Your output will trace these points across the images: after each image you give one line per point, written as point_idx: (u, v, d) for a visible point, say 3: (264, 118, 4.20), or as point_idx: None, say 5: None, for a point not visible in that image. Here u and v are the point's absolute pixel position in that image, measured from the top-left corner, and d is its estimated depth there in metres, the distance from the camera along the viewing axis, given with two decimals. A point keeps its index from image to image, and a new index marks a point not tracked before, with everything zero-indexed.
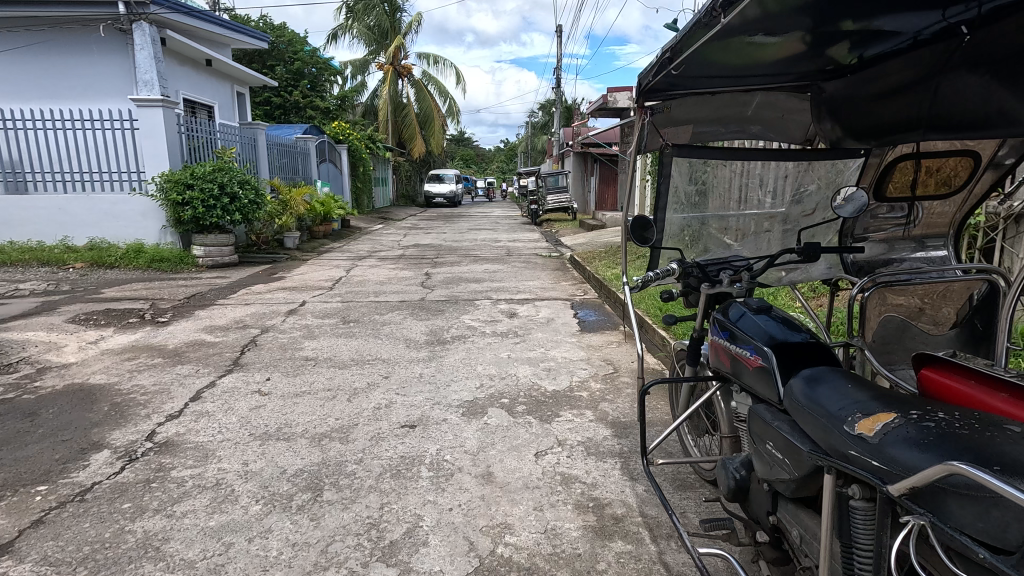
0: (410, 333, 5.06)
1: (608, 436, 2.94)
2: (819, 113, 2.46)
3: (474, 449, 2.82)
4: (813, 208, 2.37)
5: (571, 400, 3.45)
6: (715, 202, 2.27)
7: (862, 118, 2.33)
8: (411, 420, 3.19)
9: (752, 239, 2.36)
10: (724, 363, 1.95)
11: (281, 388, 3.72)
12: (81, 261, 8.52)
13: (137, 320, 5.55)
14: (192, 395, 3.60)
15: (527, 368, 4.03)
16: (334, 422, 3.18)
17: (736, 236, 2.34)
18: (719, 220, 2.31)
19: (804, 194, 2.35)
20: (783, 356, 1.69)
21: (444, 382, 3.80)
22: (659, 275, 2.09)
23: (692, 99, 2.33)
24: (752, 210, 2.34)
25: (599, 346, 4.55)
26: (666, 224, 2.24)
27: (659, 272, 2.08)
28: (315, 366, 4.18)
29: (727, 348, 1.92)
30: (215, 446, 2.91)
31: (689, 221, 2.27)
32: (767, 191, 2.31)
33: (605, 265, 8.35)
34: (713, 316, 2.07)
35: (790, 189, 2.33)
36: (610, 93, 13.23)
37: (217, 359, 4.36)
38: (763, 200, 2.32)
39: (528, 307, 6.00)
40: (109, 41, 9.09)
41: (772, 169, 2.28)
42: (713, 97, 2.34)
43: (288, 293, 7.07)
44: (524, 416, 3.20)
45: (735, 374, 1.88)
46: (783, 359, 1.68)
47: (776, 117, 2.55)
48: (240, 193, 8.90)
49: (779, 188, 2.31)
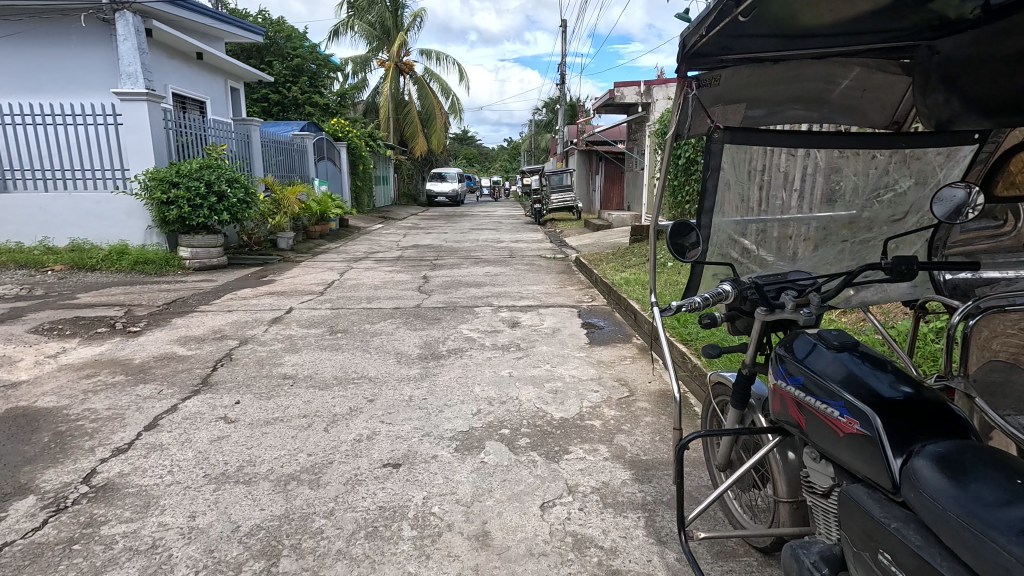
0: (402, 346, 4.60)
1: (627, 482, 2.48)
2: (930, 83, 2.03)
3: (468, 499, 2.35)
4: (906, 212, 2.04)
5: (582, 432, 2.99)
6: (780, 203, 1.98)
7: (988, 85, 1.87)
8: (395, 457, 2.73)
9: (826, 249, 2.04)
10: (791, 416, 1.51)
11: (250, 414, 3.26)
12: (61, 263, 8.10)
13: (107, 330, 5.09)
14: (148, 422, 3.15)
15: (531, 390, 3.57)
16: (306, 460, 2.72)
17: (808, 246, 2.04)
18: (776, 225, 2.00)
19: (894, 193, 2.02)
20: (893, 422, 1.27)
21: (436, 407, 3.33)
22: (710, 299, 1.63)
23: (748, 73, 1.92)
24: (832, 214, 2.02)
25: (611, 363, 4.09)
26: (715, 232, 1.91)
27: (710, 295, 1.61)
28: (293, 385, 3.73)
29: (799, 398, 1.47)
30: (161, 492, 2.45)
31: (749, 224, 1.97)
32: (852, 190, 2.01)
33: (614, 268, 7.88)
34: (775, 351, 1.61)
35: (872, 188, 2.01)
36: (618, 88, 12.75)
37: (185, 377, 3.91)
38: (842, 202, 2.01)
39: (532, 316, 5.52)
40: (92, 31, 8.67)
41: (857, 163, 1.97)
42: (772, 68, 1.94)
43: (276, 299, 6.63)
44: (527, 454, 2.74)
45: (810, 434, 1.45)
46: (894, 427, 1.26)
47: (855, 99, 2.16)
48: (228, 191, 8.46)
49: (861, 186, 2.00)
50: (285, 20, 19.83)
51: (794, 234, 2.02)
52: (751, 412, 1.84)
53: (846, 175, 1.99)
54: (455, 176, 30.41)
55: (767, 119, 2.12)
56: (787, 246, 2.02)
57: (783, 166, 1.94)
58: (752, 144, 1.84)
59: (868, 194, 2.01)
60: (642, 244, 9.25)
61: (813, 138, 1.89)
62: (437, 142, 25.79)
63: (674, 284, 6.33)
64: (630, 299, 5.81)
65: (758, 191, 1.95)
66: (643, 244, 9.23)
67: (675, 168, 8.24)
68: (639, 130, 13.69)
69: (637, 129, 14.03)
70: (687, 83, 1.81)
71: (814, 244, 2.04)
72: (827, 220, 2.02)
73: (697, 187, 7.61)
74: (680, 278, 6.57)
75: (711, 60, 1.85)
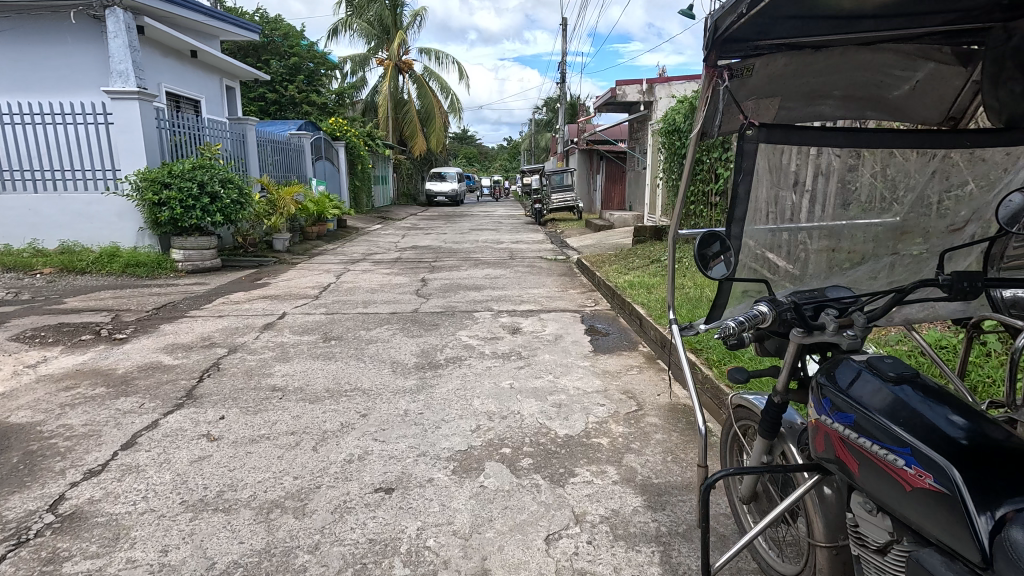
0: (399, 355, 4.41)
1: (639, 510, 2.29)
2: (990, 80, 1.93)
3: (466, 530, 2.16)
4: (963, 222, 1.87)
5: (588, 451, 2.79)
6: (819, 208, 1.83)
7: None
8: (388, 480, 2.54)
9: (873, 262, 1.89)
10: (838, 457, 1.32)
11: (234, 431, 3.07)
12: (50, 266, 7.91)
13: (91, 338, 4.89)
14: (126, 440, 2.96)
15: (533, 403, 3.38)
16: (291, 484, 2.53)
17: (853, 260, 1.88)
18: (816, 235, 1.83)
19: (946, 200, 1.87)
20: (973, 479, 1.09)
21: (433, 423, 3.14)
22: (749, 321, 1.44)
23: (786, 63, 1.77)
24: (877, 220, 1.88)
25: (617, 373, 3.90)
26: (744, 243, 1.71)
27: (749, 316, 1.43)
28: (282, 398, 3.54)
29: (850, 439, 1.29)
30: (133, 522, 2.25)
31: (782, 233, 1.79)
32: (902, 192, 1.86)
33: (617, 270, 7.68)
34: (817, 379, 1.41)
35: (923, 191, 1.86)
36: (619, 85, 12.55)
37: (169, 390, 3.71)
38: (886, 208, 1.87)
39: (534, 321, 5.33)
40: (82, 28, 8.47)
41: (911, 161, 1.83)
42: (814, 57, 1.80)
43: (269, 303, 6.43)
44: (530, 477, 2.54)
45: (862, 481, 1.27)
46: (975, 486, 1.08)
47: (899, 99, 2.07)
48: (222, 192, 8.26)
49: (915, 186, 1.86)
50: (282, 19, 19.63)
51: (836, 246, 1.86)
52: (782, 442, 1.64)
53: (892, 178, 1.85)
54: (454, 175, 30.20)
55: (796, 115, 1.97)
56: (830, 260, 1.86)
57: (825, 169, 1.79)
58: (791, 144, 1.65)
59: (915, 199, 1.87)
60: (645, 246, 9.05)
61: (864, 136, 1.70)
62: (436, 141, 25.58)
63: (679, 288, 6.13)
64: (635, 304, 5.62)
65: (794, 199, 1.77)
66: (646, 245, 9.03)
67: (678, 167, 8.05)
68: (641, 129, 13.49)
69: (638, 128, 13.83)
70: (718, 73, 1.66)
71: (859, 258, 1.88)
72: (872, 228, 1.88)
73: (702, 187, 7.41)
74: (686, 282, 6.37)
75: (744, 46, 1.70)
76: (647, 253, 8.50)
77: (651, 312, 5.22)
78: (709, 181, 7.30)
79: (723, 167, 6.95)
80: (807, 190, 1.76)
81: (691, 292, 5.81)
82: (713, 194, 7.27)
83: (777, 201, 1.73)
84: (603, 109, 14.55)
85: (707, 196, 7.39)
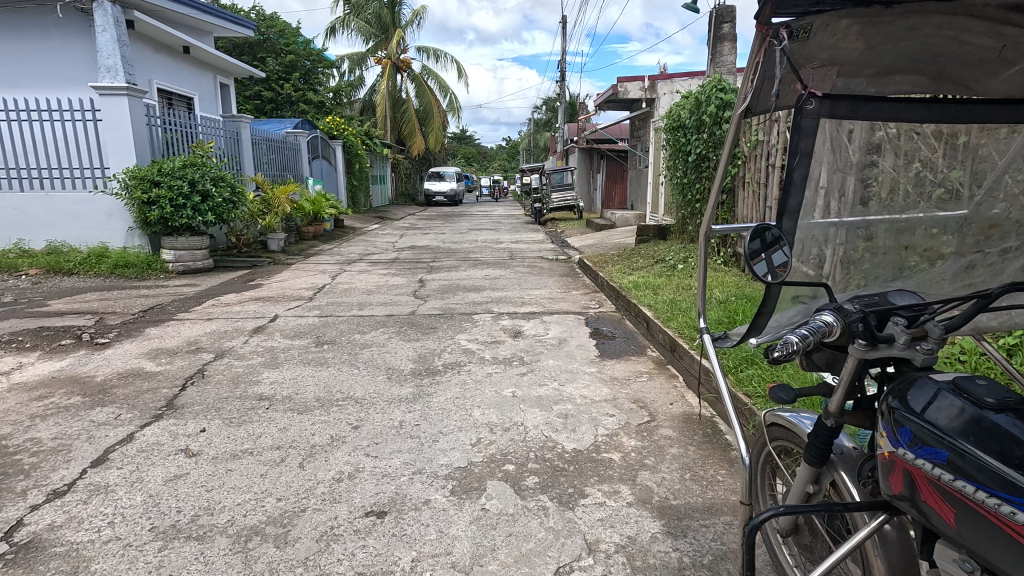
0: (394, 360, 4.17)
1: (658, 537, 2.07)
2: None
3: (466, 563, 1.93)
4: None
5: (599, 468, 2.57)
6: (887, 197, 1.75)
7: None
8: (379, 503, 2.31)
9: (956, 260, 1.75)
10: (927, 500, 1.10)
11: (215, 446, 2.84)
12: (36, 267, 7.68)
13: (72, 342, 4.66)
14: (97, 456, 2.73)
15: (538, 414, 3.15)
16: (273, 507, 2.30)
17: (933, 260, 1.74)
18: (887, 230, 1.75)
19: None
20: None
21: (430, 436, 2.91)
22: (810, 337, 1.25)
23: (852, 29, 1.57)
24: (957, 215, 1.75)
25: (626, 380, 3.67)
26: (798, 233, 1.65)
27: (809, 335, 1.24)
28: (268, 409, 3.30)
29: (943, 480, 1.06)
30: (95, 552, 2.03)
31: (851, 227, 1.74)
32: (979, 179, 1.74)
33: (621, 271, 7.46)
34: (890, 405, 1.20)
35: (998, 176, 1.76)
36: (621, 83, 12.33)
37: (149, 399, 3.48)
38: (966, 199, 1.74)
39: (536, 324, 5.10)
40: (69, 22, 8.22)
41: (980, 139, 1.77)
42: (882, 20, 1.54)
43: (261, 305, 6.20)
44: (536, 498, 2.32)
45: (962, 531, 1.04)
46: None
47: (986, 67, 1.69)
48: (213, 190, 8.05)
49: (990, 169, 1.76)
50: (278, 16, 19.39)
51: (910, 243, 1.75)
52: (831, 470, 1.44)
53: (969, 163, 1.75)
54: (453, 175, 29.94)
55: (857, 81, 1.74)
56: (906, 259, 1.74)
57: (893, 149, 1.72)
58: (860, 117, 1.67)
59: (994, 187, 1.76)
60: (649, 245, 8.82)
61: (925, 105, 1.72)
62: (434, 141, 25.34)
63: (687, 289, 5.91)
64: (641, 305, 5.40)
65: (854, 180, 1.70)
66: (650, 245, 8.81)
67: (683, 165, 7.82)
68: (643, 127, 13.26)
69: (640, 126, 13.60)
70: (772, 34, 1.54)
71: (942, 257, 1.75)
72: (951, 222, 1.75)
73: (708, 185, 7.20)
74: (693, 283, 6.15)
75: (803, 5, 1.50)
76: (651, 252, 8.27)
77: (660, 314, 4.99)
78: (715, 178, 7.08)
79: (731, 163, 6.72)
80: (874, 171, 1.71)
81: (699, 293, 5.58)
82: (720, 192, 7.05)
83: (837, 186, 1.68)
84: (604, 107, 14.33)
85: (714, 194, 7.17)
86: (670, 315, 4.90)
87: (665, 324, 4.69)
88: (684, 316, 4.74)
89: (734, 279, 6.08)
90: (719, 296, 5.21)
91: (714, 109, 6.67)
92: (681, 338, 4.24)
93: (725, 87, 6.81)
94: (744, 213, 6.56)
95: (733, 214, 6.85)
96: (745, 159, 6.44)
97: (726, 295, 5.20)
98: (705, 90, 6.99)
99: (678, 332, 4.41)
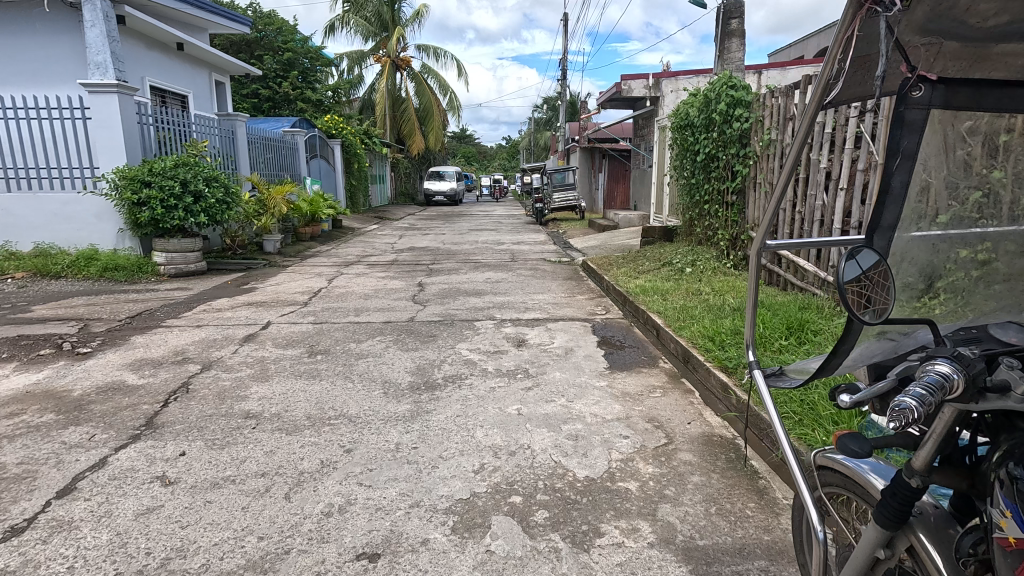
0: (391, 373, 3.94)
1: None
2: None
3: None
4: None
5: (615, 501, 2.33)
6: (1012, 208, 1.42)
7: None
8: (372, 544, 2.07)
9: None
10: None
11: (193, 473, 2.60)
12: (22, 270, 7.44)
13: (51, 352, 4.42)
14: (64, 485, 2.49)
15: (546, 435, 2.91)
16: (253, 548, 2.07)
17: None
18: (1010, 246, 1.44)
19: None
20: None
21: (429, 461, 2.68)
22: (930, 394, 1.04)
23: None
24: None
25: (639, 395, 3.44)
26: (892, 248, 1.41)
27: (930, 390, 1.04)
28: (255, 428, 3.07)
29: None
30: None
31: (969, 240, 1.42)
32: None
33: (626, 274, 7.23)
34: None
35: None
36: (624, 80, 12.09)
37: (127, 416, 3.25)
38: None
39: (541, 332, 4.86)
40: (56, 17, 7.97)
41: None
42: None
43: (253, 311, 5.96)
44: (547, 538, 2.09)
45: None
46: None
47: None
48: (206, 191, 7.80)
49: None
50: (276, 13, 19.14)
51: None
52: (909, 534, 1.19)
53: None
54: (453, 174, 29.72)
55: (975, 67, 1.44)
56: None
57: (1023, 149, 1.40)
58: (982, 107, 1.40)
59: None
60: (654, 247, 8.59)
61: None
62: (434, 140, 25.10)
63: (697, 294, 5.67)
64: (650, 312, 5.16)
65: (975, 190, 1.39)
66: (655, 247, 8.57)
67: (691, 165, 7.58)
68: (647, 125, 13.03)
69: (643, 125, 13.37)
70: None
71: None
72: None
73: (717, 185, 6.96)
74: (703, 288, 5.92)
75: None
76: (657, 255, 8.03)
77: (671, 321, 4.75)
78: (724, 178, 6.83)
79: (741, 163, 6.48)
80: (999, 177, 1.40)
81: (710, 299, 5.34)
82: (729, 193, 6.81)
83: (953, 196, 1.39)
84: (606, 106, 14.09)
85: (723, 195, 6.93)
86: (681, 322, 4.66)
87: (677, 333, 4.44)
88: (696, 324, 4.50)
89: (746, 284, 5.84)
90: (731, 302, 4.97)
91: (723, 107, 6.42)
92: (695, 349, 3.99)
93: (736, 84, 6.55)
94: (755, 215, 6.33)
95: (743, 216, 6.61)
96: (756, 159, 6.19)
97: (738, 301, 4.97)
98: (714, 87, 6.73)
99: (691, 342, 4.16)
